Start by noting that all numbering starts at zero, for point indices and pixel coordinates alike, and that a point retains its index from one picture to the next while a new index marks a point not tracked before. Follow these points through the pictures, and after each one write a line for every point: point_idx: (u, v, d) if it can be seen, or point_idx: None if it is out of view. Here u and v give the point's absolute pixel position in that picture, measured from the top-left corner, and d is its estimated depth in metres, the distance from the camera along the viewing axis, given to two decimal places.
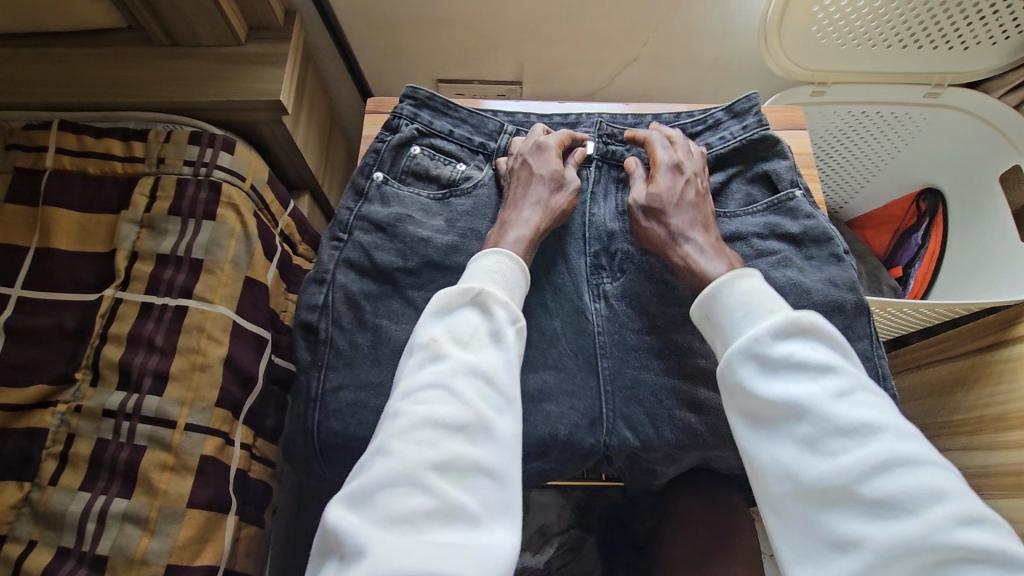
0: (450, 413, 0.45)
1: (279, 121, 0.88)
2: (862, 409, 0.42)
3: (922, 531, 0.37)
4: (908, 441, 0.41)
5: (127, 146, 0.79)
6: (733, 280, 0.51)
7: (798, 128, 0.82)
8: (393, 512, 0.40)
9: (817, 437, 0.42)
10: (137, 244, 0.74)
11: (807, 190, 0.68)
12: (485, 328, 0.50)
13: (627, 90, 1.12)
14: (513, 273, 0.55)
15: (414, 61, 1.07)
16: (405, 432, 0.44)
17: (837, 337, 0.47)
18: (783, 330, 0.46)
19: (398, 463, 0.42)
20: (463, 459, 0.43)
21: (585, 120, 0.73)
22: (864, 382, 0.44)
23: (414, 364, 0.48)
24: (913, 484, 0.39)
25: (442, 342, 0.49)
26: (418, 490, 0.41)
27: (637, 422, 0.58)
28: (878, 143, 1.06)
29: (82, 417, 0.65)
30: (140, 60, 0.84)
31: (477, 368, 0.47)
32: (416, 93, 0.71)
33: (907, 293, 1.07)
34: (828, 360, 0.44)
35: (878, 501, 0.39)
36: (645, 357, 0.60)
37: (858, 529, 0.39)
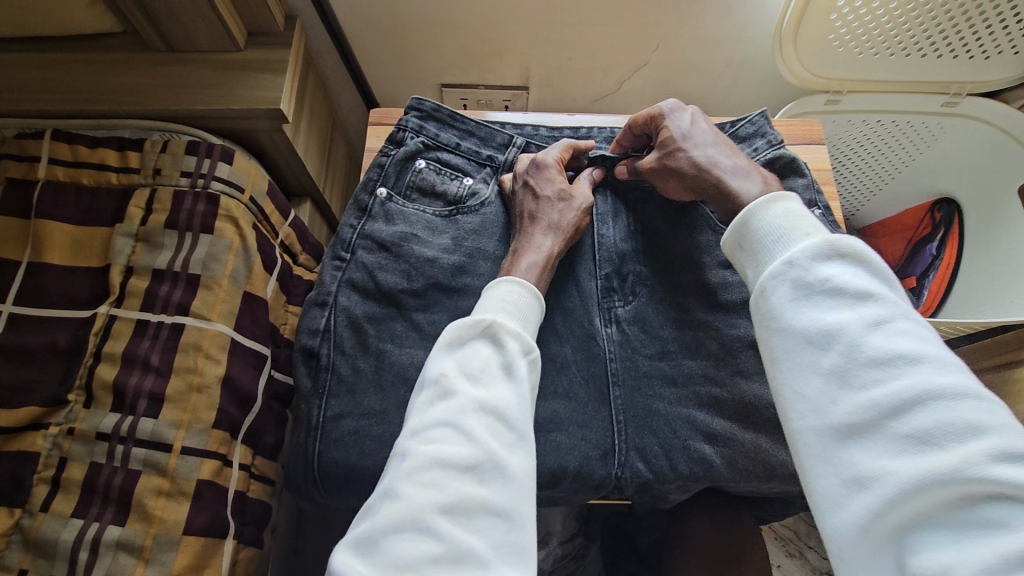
0: (458, 452, 0.42)
1: (279, 130, 0.86)
2: (898, 338, 0.38)
3: (951, 465, 0.33)
4: (951, 374, 0.36)
5: (122, 155, 0.76)
6: (767, 205, 0.49)
7: (815, 141, 0.80)
8: (397, 560, 0.38)
9: (846, 367, 0.39)
10: (132, 258, 0.71)
11: (827, 207, 0.65)
12: (496, 362, 0.48)
13: (636, 96, 1.10)
14: (526, 303, 0.53)
15: (418, 66, 1.04)
16: (412, 473, 0.42)
17: (883, 265, 0.43)
18: (817, 251, 0.44)
19: (404, 508, 0.40)
20: (472, 500, 0.41)
21: (597, 134, 0.74)
22: (907, 311, 0.40)
23: (422, 402, 0.46)
24: (948, 416, 0.35)
25: (452, 377, 0.46)
26: (424, 534, 0.39)
27: (650, 454, 0.55)
28: (893, 152, 1.04)
29: (75, 440, 0.63)
30: (137, 66, 0.82)
31: (488, 404, 0.45)
32: (422, 104, 0.68)
33: (922, 304, 1.03)
34: (866, 288, 0.41)
35: (905, 433, 0.36)
36: (659, 385, 0.58)
37: (879, 461, 0.36)
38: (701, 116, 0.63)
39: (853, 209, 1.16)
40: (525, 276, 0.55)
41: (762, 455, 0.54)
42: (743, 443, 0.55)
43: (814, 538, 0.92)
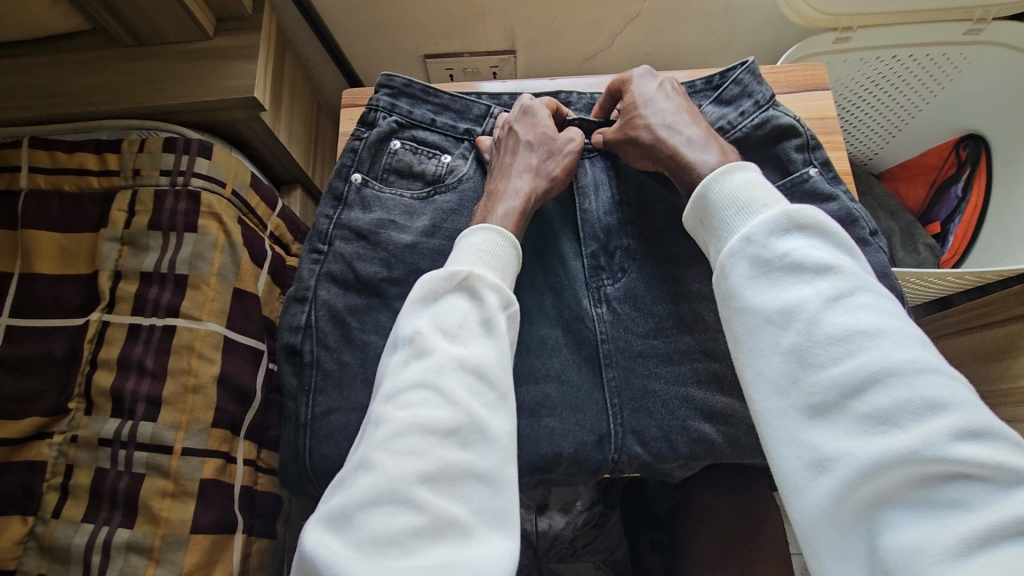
0: (437, 415, 0.40)
1: (258, 119, 0.83)
2: (857, 314, 0.39)
3: (911, 445, 0.34)
4: (907, 349, 0.37)
5: (101, 158, 0.75)
6: (724, 175, 0.49)
7: (821, 86, 0.74)
8: (378, 534, 0.37)
9: (807, 347, 0.40)
10: (119, 262, 0.71)
11: (825, 161, 0.61)
12: (475, 317, 0.46)
13: (630, 50, 1.03)
14: (502, 250, 0.50)
15: (398, 39, 1.00)
16: (388, 441, 0.39)
17: (844, 238, 0.44)
18: (776, 226, 0.44)
19: (382, 478, 0.38)
20: (456, 465, 0.39)
21: (576, 100, 0.69)
22: (865, 284, 0.41)
23: (397, 362, 0.44)
24: (905, 395, 0.36)
25: (428, 335, 0.44)
26: (405, 506, 0.37)
27: (648, 436, 0.53)
28: (911, 90, 0.96)
29: (78, 447, 0.64)
30: (109, 64, 0.80)
31: (466, 362, 0.43)
32: (392, 81, 0.65)
33: (946, 251, 0.98)
34: (827, 261, 0.42)
35: (867, 414, 0.37)
36: (655, 363, 0.55)
37: (841, 442, 0.37)
38: (675, 87, 0.61)
39: (868, 156, 1.07)
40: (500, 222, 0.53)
41: None
42: (743, 418, 0.53)
43: None
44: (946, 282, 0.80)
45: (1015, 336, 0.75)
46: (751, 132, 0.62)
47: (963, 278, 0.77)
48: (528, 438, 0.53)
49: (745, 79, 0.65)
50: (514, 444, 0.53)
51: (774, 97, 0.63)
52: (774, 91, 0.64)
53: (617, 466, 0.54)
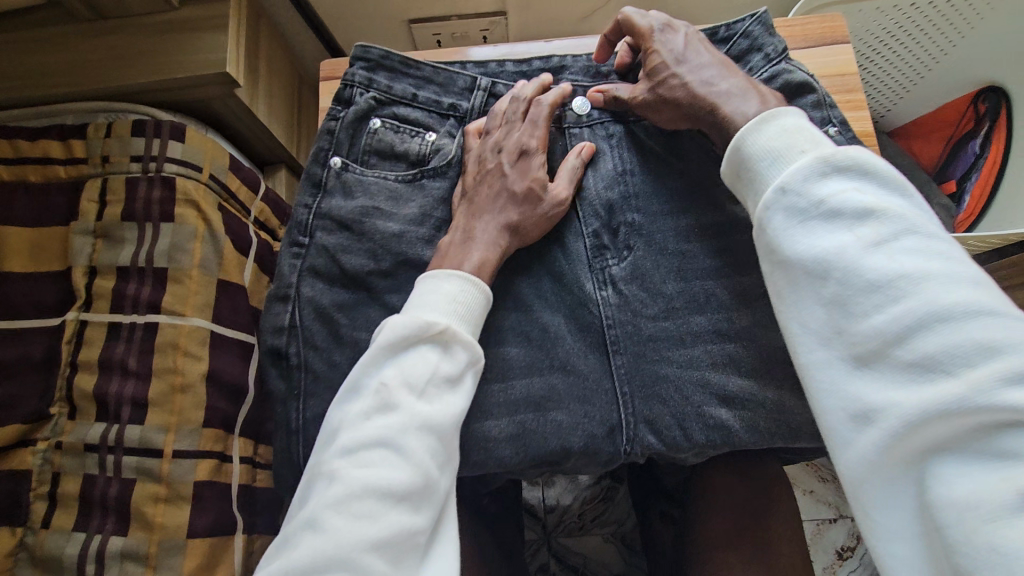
0: (394, 477, 0.39)
1: (234, 96, 0.78)
2: (903, 257, 0.37)
3: (959, 393, 0.33)
4: (957, 289, 0.36)
5: (67, 146, 0.71)
6: (760, 126, 0.45)
7: (840, 38, 0.68)
8: None
9: (847, 296, 0.38)
10: (93, 257, 0.67)
11: (843, 122, 0.56)
12: (443, 373, 0.43)
13: (630, 7, 0.97)
14: (477, 304, 0.47)
15: (382, 2, 0.93)
16: (341, 503, 0.38)
17: (889, 174, 0.41)
18: (814, 170, 0.41)
19: (330, 544, 0.37)
20: (407, 532, 0.39)
21: (571, 64, 0.63)
22: (916, 224, 0.39)
23: (356, 413, 0.42)
24: (955, 340, 0.34)
25: (393, 389, 0.42)
26: (352, 571, 0.37)
27: (662, 426, 0.50)
28: (929, 41, 0.90)
29: (64, 453, 0.61)
30: (67, 41, 0.74)
31: (432, 422, 0.41)
32: (368, 53, 0.59)
33: (961, 212, 0.93)
34: (869, 204, 0.39)
35: (913, 360, 0.35)
36: (666, 348, 0.52)
37: (886, 392, 0.36)
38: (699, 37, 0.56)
39: (882, 113, 1.02)
40: (472, 262, 0.49)
41: (786, 415, 0.49)
42: (765, 404, 0.49)
43: None
44: (964, 247, 0.77)
45: None
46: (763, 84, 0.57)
47: (984, 241, 0.73)
48: (536, 433, 0.50)
49: (755, 30, 0.60)
50: (520, 439, 0.50)
51: (787, 49, 0.58)
52: (786, 44, 0.59)
53: (630, 457, 0.51)
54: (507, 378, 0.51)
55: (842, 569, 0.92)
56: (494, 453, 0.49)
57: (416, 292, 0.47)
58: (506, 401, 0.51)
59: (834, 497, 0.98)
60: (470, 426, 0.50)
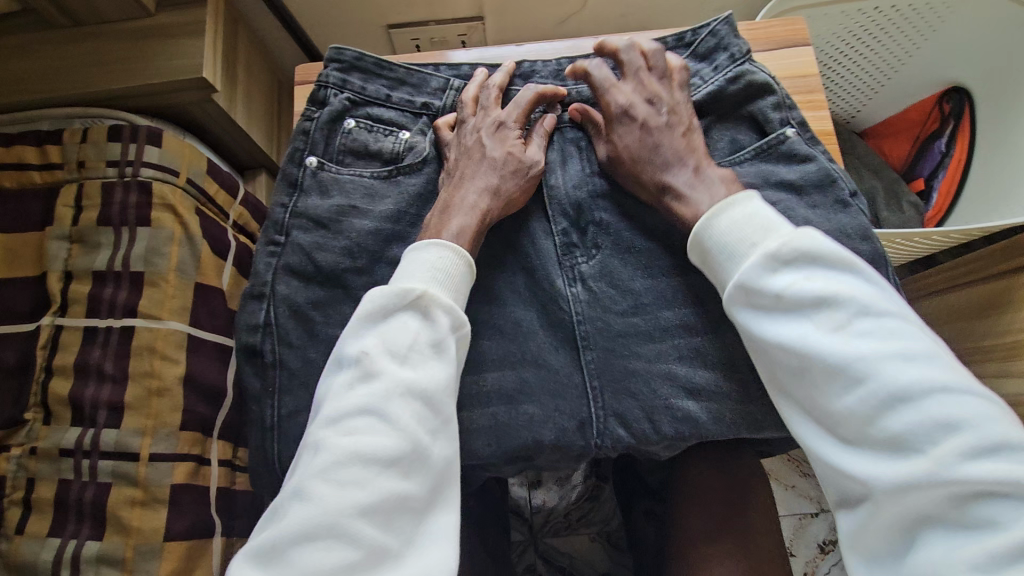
0: (381, 443, 0.39)
1: (211, 101, 0.78)
2: (864, 340, 0.40)
3: (930, 468, 0.36)
4: (918, 367, 0.38)
5: (42, 152, 0.70)
6: (712, 218, 0.48)
7: (804, 40, 0.70)
8: (308, 568, 0.36)
9: (818, 379, 0.41)
10: (69, 262, 0.67)
11: (803, 122, 0.58)
12: (425, 340, 0.44)
13: (605, 12, 0.98)
14: (457, 269, 0.48)
15: (360, 8, 0.94)
16: (327, 471, 0.39)
17: (836, 250, 0.43)
18: (770, 262, 0.43)
19: (318, 511, 0.37)
20: (396, 498, 0.39)
21: (541, 68, 0.63)
22: (867, 304, 0.41)
23: (341, 384, 0.42)
24: (917, 418, 0.37)
25: (375, 356, 0.42)
26: (340, 539, 0.37)
27: (632, 419, 0.51)
28: (895, 44, 0.92)
29: (39, 459, 0.61)
30: (42, 48, 0.74)
31: (415, 389, 0.42)
32: (342, 55, 0.60)
33: (929, 208, 0.95)
34: (825, 287, 0.42)
35: (885, 437, 0.38)
36: (635, 343, 0.53)
37: (863, 466, 0.38)
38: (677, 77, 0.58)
39: (852, 113, 1.04)
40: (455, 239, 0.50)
41: (751, 404, 0.50)
42: (731, 395, 0.51)
43: None
44: (932, 242, 0.78)
45: (1004, 291, 0.75)
46: (725, 86, 0.59)
47: (949, 236, 0.75)
48: (508, 427, 0.51)
49: (721, 30, 0.62)
50: (494, 431, 0.51)
51: (749, 50, 0.59)
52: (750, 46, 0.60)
53: (601, 450, 0.52)
54: (479, 371, 0.52)
55: (824, 562, 0.93)
56: (466, 446, 0.50)
57: (399, 264, 0.48)
58: (479, 394, 0.52)
59: (816, 491, 0.99)
60: None
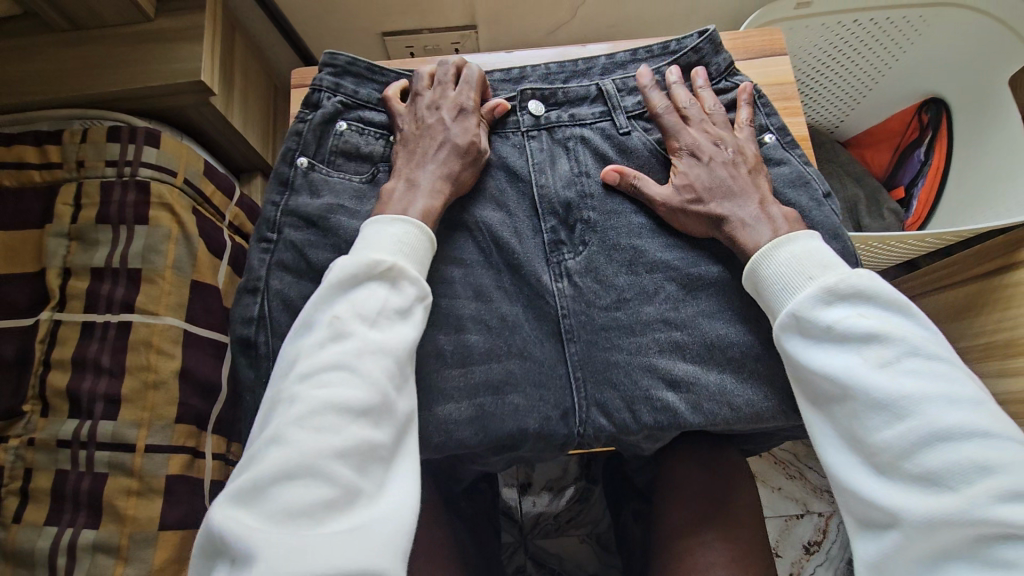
0: (354, 395, 0.41)
1: (209, 104, 0.80)
2: (908, 379, 0.43)
3: (962, 506, 0.39)
4: (956, 411, 0.41)
5: (42, 151, 0.72)
6: (773, 249, 0.51)
7: (780, 52, 0.74)
8: (287, 505, 0.38)
9: (861, 412, 0.43)
10: (67, 259, 0.68)
11: (780, 127, 0.63)
12: (393, 305, 0.46)
13: (594, 23, 1.02)
14: (421, 246, 0.51)
15: (356, 16, 0.97)
16: (303, 420, 0.40)
17: (891, 294, 0.46)
18: (820, 297, 0.46)
19: (295, 455, 0.39)
20: (366, 444, 0.41)
21: (530, 73, 0.67)
22: (917, 346, 0.44)
23: (312, 344, 0.44)
24: (954, 459, 0.40)
25: (346, 319, 0.44)
26: (316, 479, 0.39)
27: (612, 407, 0.54)
28: (871, 56, 0.96)
29: (36, 450, 0.62)
30: (43, 50, 0.76)
31: (384, 348, 0.44)
32: (336, 59, 0.63)
33: (910, 216, 0.99)
34: (875, 326, 0.44)
35: (919, 474, 0.41)
36: (616, 336, 0.56)
37: (897, 497, 0.41)
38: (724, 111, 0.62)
39: (837, 121, 1.07)
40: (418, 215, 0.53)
41: (728, 397, 0.53)
42: (708, 386, 0.53)
43: (811, 460, 1.04)
44: (910, 245, 0.82)
45: (976, 294, 0.79)
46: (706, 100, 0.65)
47: (923, 240, 0.78)
48: (494, 416, 0.53)
49: (704, 47, 0.65)
50: (479, 420, 0.53)
51: (731, 66, 0.65)
52: (730, 60, 0.65)
53: (583, 438, 0.55)
54: (467, 364, 0.54)
55: (809, 563, 0.96)
56: (456, 436, 0.52)
57: (364, 233, 0.50)
58: (467, 385, 0.53)
59: (801, 493, 1.02)
60: (431, 411, 0.52)
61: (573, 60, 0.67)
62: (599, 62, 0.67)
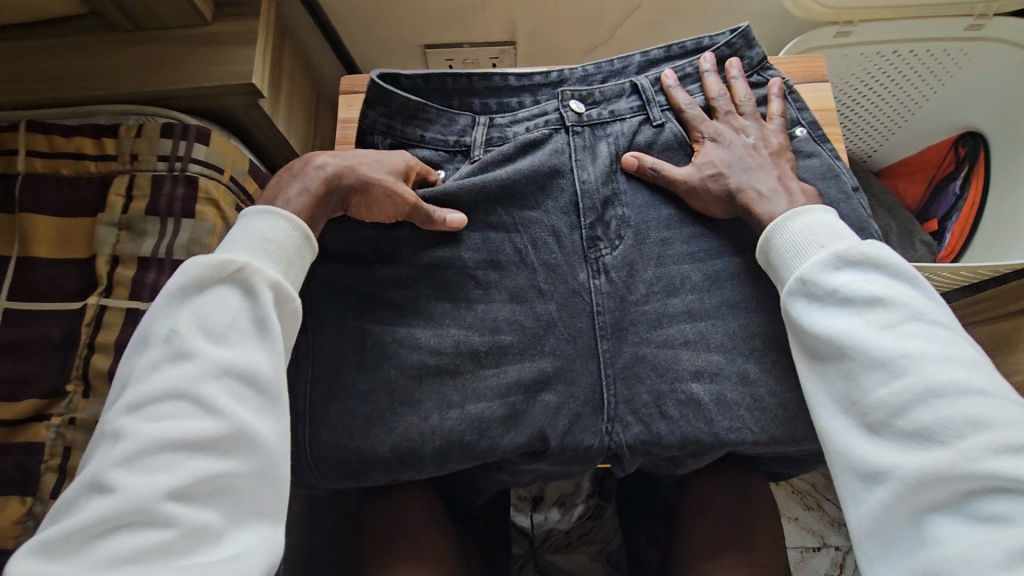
0: (195, 426, 0.40)
1: (257, 106, 0.83)
2: (906, 340, 0.45)
3: (953, 460, 0.40)
4: (951, 371, 0.43)
5: (99, 143, 0.75)
6: (787, 221, 0.53)
7: (818, 80, 0.75)
8: (117, 552, 0.37)
9: (858, 371, 0.46)
10: (116, 247, 0.71)
11: (812, 121, 0.68)
12: (245, 317, 0.45)
13: (630, 44, 1.04)
14: (292, 244, 0.49)
15: (400, 28, 1.00)
16: (130, 459, 0.39)
17: (897, 265, 0.48)
18: (827, 264, 0.49)
19: (121, 500, 0.37)
20: (211, 478, 0.40)
21: (569, 75, 0.69)
22: (918, 310, 0.46)
23: (145, 365, 0.42)
24: (949, 414, 0.42)
25: (189, 336, 0.43)
26: (154, 521, 0.38)
27: (640, 405, 0.57)
28: (911, 86, 0.96)
29: (76, 429, 0.65)
30: (105, 48, 0.80)
31: (232, 368, 0.43)
32: (376, 85, 0.64)
33: (943, 249, 0.98)
34: (879, 292, 0.47)
35: (912, 431, 0.43)
36: (645, 331, 0.59)
37: (889, 455, 0.43)
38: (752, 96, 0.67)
39: (870, 151, 1.07)
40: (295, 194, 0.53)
41: (750, 386, 0.56)
42: (732, 378, 0.56)
43: (830, 491, 1.03)
44: (944, 278, 0.80)
45: (1011, 331, 0.80)
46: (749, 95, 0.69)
47: (958, 273, 0.77)
48: (525, 414, 0.56)
49: (737, 42, 0.69)
50: (511, 419, 0.55)
51: (763, 60, 0.69)
52: (762, 56, 0.70)
53: (612, 436, 0.57)
54: (500, 364, 0.57)
55: None
56: (490, 436, 0.55)
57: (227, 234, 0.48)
58: (500, 384, 0.57)
59: (818, 525, 1.00)
60: (463, 408, 0.55)
61: (610, 60, 0.70)
62: (634, 62, 0.70)
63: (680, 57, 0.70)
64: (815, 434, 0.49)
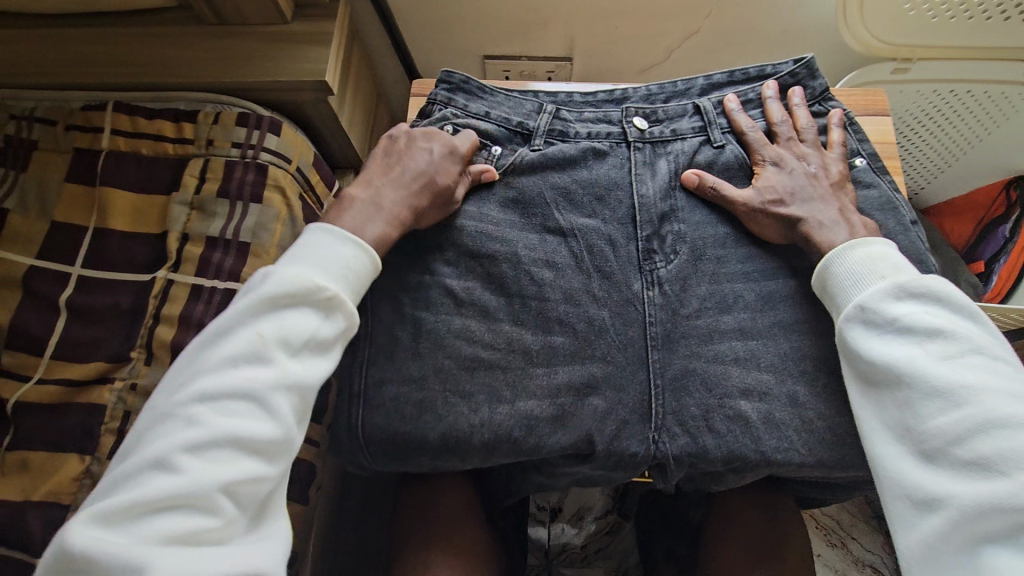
0: (254, 430, 0.43)
1: (324, 102, 0.87)
2: (967, 371, 0.45)
3: (1013, 492, 0.40)
4: (1013, 404, 0.43)
5: (178, 126, 0.80)
6: (846, 250, 0.54)
7: (879, 111, 0.75)
8: (168, 531, 0.39)
9: (916, 398, 0.46)
10: (187, 225, 0.75)
11: (873, 153, 0.68)
12: (318, 338, 0.47)
13: (684, 67, 1.06)
14: (365, 275, 0.51)
15: (462, 38, 1.03)
16: (198, 447, 0.41)
17: (960, 301, 0.49)
18: (888, 293, 0.50)
19: (184, 483, 0.40)
20: (254, 481, 0.42)
21: (632, 93, 0.71)
22: (980, 346, 0.46)
23: (222, 357, 0.44)
24: (1009, 445, 0.42)
25: (267, 343, 0.45)
26: (205, 511, 0.40)
27: (690, 418, 0.57)
28: (965, 125, 0.95)
29: (137, 395, 0.67)
30: (188, 39, 0.84)
31: (298, 385, 0.45)
32: (451, 76, 0.68)
33: (989, 290, 0.98)
34: (940, 324, 0.47)
35: (969, 459, 0.43)
36: (697, 344, 0.59)
37: (945, 482, 0.43)
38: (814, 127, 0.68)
39: (917, 188, 1.07)
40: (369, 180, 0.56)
41: (800, 410, 0.56)
42: (781, 401, 0.57)
43: (856, 531, 1.01)
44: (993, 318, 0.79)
45: None
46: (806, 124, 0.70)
47: (1007, 313, 0.77)
48: (573, 417, 0.57)
49: (801, 71, 0.71)
50: (559, 419, 0.56)
51: (826, 91, 0.70)
52: (826, 86, 0.71)
53: (657, 445, 0.57)
54: (551, 364, 0.58)
55: None
56: (537, 435, 0.56)
57: (305, 245, 0.50)
58: (550, 383, 0.58)
59: (842, 563, 0.98)
60: (513, 404, 0.56)
61: (672, 82, 0.72)
62: (697, 85, 0.71)
63: (744, 80, 0.71)
64: (864, 460, 0.49)
